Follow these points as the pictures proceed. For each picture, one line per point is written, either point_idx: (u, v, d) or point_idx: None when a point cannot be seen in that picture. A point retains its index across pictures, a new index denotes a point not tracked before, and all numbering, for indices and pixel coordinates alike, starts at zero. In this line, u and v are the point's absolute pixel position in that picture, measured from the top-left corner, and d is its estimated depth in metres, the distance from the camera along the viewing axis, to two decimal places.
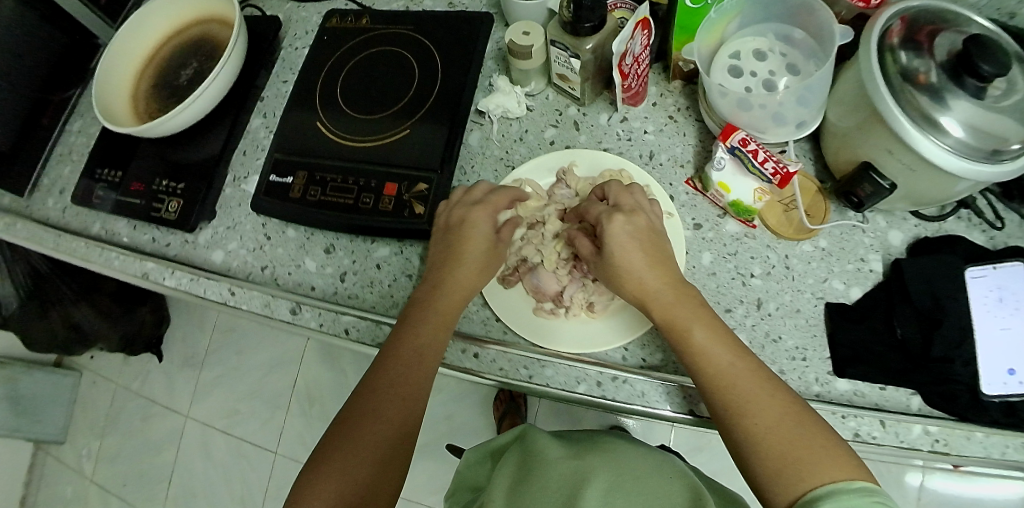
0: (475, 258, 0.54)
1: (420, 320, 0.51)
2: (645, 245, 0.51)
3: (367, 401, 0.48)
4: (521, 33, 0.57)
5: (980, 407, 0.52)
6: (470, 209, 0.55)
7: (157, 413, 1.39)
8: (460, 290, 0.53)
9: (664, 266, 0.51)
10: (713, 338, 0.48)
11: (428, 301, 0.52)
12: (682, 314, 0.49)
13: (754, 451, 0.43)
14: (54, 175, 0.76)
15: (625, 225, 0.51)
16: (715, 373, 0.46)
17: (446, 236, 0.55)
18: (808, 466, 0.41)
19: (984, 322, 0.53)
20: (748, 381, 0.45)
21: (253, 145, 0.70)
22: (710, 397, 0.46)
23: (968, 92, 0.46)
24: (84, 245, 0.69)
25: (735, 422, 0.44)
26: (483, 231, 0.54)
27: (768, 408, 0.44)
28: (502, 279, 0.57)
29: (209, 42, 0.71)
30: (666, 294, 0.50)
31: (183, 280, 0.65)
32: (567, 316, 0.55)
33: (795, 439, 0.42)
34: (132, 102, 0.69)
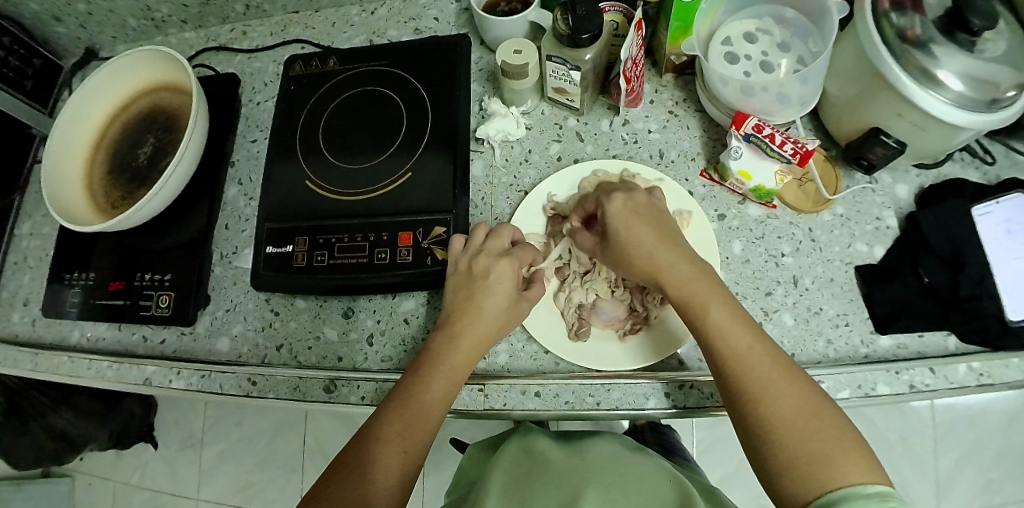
0: (484, 328, 0.50)
1: (431, 376, 0.48)
2: (650, 229, 0.50)
3: (362, 460, 0.46)
4: (513, 52, 0.54)
5: (1010, 335, 0.54)
6: (492, 263, 0.51)
7: (163, 504, 1.29)
8: (477, 345, 0.50)
9: (672, 248, 0.49)
10: (733, 320, 0.46)
11: (441, 354, 0.49)
12: (697, 294, 0.47)
13: (769, 444, 0.42)
14: (13, 286, 0.67)
15: (623, 204, 0.52)
16: (734, 357, 0.44)
17: (459, 297, 0.51)
18: (824, 465, 0.40)
19: (999, 254, 0.57)
20: (770, 370, 0.44)
21: (235, 216, 0.64)
22: (724, 380, 0.45)
23: (961, 47, 0.48)
24: (68, 360, 0.62)
25: (752, 413, 0.43)
26: (505, 289, 0.51)
27: (788, 398, 0.43)
28: (574, 335, 0.53)
29: (162, 113, 0.65)
30: (678, 275, 0.48)
31: (193, 379, 0.59)
32: (652, 325, 0.53)
33: (810, 437, 0.41)
34: (88, 193, 0.62)
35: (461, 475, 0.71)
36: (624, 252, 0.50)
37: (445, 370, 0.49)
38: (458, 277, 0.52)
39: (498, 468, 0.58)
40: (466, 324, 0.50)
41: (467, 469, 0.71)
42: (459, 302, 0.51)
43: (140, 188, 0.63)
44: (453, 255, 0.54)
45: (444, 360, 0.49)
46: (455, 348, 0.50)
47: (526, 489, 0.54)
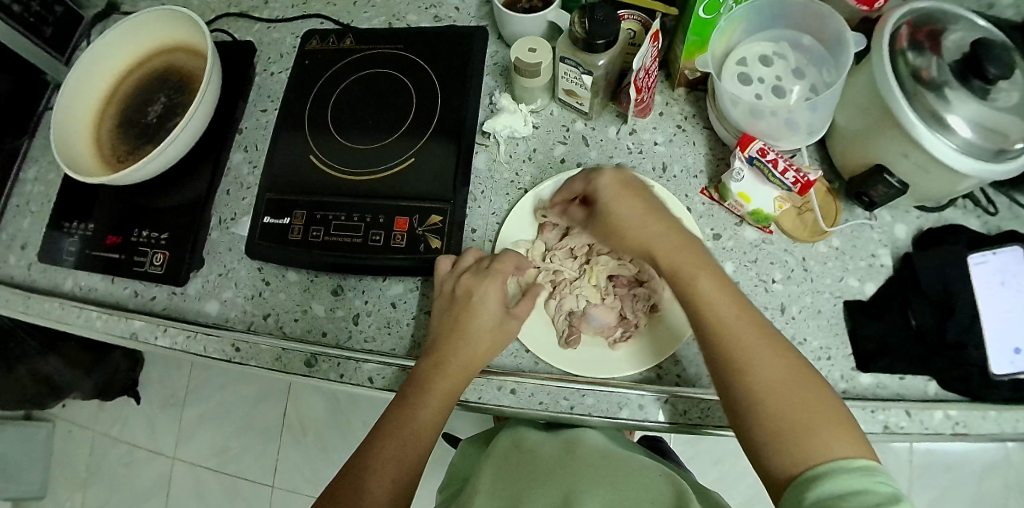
0: (473, 351, 0.51)
1: (421, 402, 0.50)
2: (637, 201, 0.50)
3: (364, 464, 0.49)
4: (528, 50, 0.55)
5: (992, 387, 0.54)
6: (475, 284, 0.52)
7: (140, 458, 1.31)
8: (465, 366, 0.51)
9: (655, 222, 0.49)
10: (717, 292, 0.46)
11: (429, 381, 0.51)
12: (684, 267, 0.47)
13: (755, 417, 0.42)
14: (13, 229, 0.68)
15: (613, 178, 0.50)
16: (720, 328, 0.45)
17: (445, 319, 0.53)
18: (808, 436, 0.40)
19: (990, 305, 0.56)
20: (757, 342, 0.44)
21: (238, 183, 0.65)
22: (711, 352, 0.45)
23: (975, 94, 0.47)
24: (59, 306, 0.63)
25: (737, 385, 0.43)
26: (489, 310, 0.52)
27: (774, 371, 0.43)
28: (564, 342, 0.52)
29: (174, 75, 0.65)
30: (667, 245, 0.48)
31: (179, 338, 0.59)
32: (642, 332, 0.52)
33: (795, 411, 0.41)
34: (96, 146, 0.63)
35: (453, 472, 0.71)
36: (614, 220, 0.50)
37: (435, 392, 0.50)
38: (444, 299, 0.53)
39: (489, 467, 0.59)
40: (452, 352, 0.51)
41: (460, 466, 0.71)
42: (450, 322, 0.53)
43: (145, 145, 0.63)
44: (440, 276, 0.54)
45: (434, 384, 0.50)
46: (441, 374, 0.51)
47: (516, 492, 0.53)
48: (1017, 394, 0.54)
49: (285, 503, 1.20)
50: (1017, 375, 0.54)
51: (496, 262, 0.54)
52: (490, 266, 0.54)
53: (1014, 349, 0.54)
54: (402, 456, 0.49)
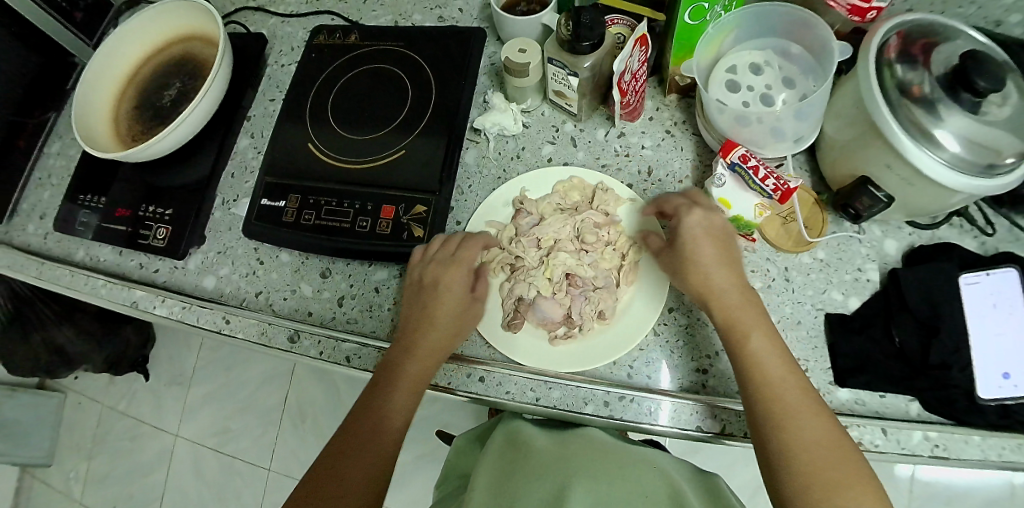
0: (439, 336, 0.53)
1: (393, 386, 0.53)
2: (716, 243, 0.52)
3: (351, 441, 0.52)
4: (518, 51, 0.56)
5: (977, 411, 0.52)
6: (443, 272, 0.54)
7: (145, 433, 1.36)
8: (433, 348, 0.53)
9: (732, 273, 0.51)
10: (771, 347, 0.48)
11: (400, 365, 0.53)
12: (744, 319, 0.49)
13: (788, 470, 0.44)
14: (33, 200, 0.74)
15: (700, 220, 0.52)
16: (765, 384, 0.46)
17: (414, 306, 0.55)
18: (838, 490, 0.42)
19: (979, 326, 0.54)
20: (798, 399, 0.45)
21: (242, 167, 0.68)
22: (754, 406, 0.46)
23: (963, 108, 0.46)
24: (70, 273, 0.67)
25: (776, 438, 0.45)
26: (456, 294, 0.54)
27: (811, 426, 0.44)
28: (507, 326, 0.55)
29: (191, 61, 0.71)
30: (732, 296, 0.50)
31: (175, 309, 0.63)
32: (584, 334, 0.54)
33: (829, 468, 0.43)
34: (113, 124, 0.68)
35: (451, 468, 0.70)
36: (688, 257, 0.51)
37: (407, 376, 0.52)
38: (414, 286, 0.56)
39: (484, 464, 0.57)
40: (424, 332, 0.53)
41: (456, 461, 0.70)
42: (420, 308, 0.54)
43: (158, 125, 0.69)
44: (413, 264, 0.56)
45: (404, 369, 0.53)
46: (410, 360, 0.53)
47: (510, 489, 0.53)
48: (1002, 419, 0.52)
49: (278, 486, 1.23)
50: (1004, 400, 0.52)
51: (463, 241, 0.57)
52: (457, 251, 0.55)
53: (1003, 373, 0.52)
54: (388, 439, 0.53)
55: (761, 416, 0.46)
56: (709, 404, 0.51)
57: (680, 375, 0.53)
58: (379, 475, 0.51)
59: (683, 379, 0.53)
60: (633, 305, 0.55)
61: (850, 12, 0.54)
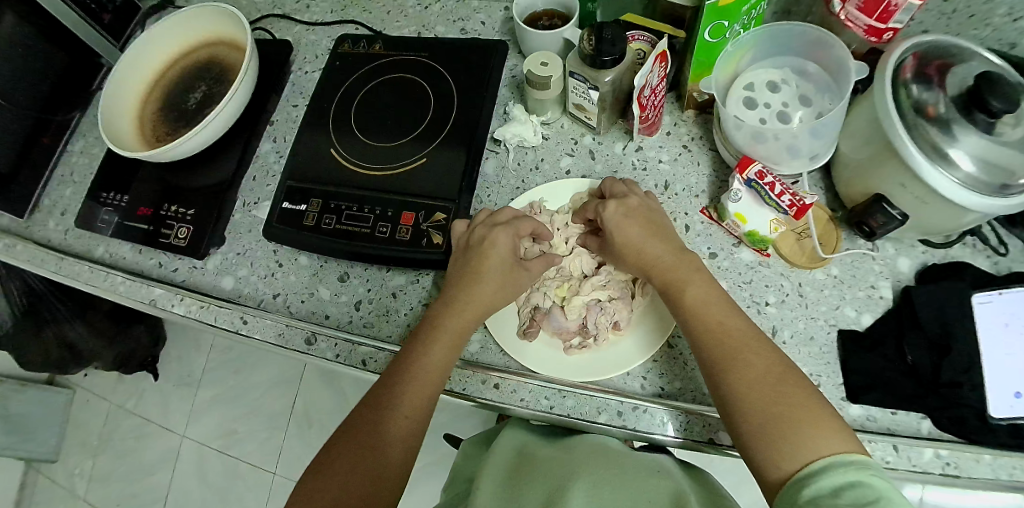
0: (456, 323, 0.53)
1: (431, 341, 0.52)
2: (642, 225, 0.54)
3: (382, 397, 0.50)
4: (540, 64, 0.58)
5: (989, 430, 0.53)
6: (487, 232, 0.55)
7: (151, 432, 1.36)
8: (454, 336, 0.52)
9: (661, 239, 0.53)
10: (712, 295, 0.50)
11: (440, 320, 0.53)
12: (683, 273, 0.51)
13: (740, 412, 0.44)
14: (55, 197, 0.75)
15: (617, 208, 0.55)
16: (707, 331, 0.48)
17: (458, 267, 0.55)
18: (793, 430, 0.42)
19: (991, 346, 0.54)
20: (740, 338, 0.47)
21: (264, 170, 0.69)
22: (700, 352, 0.48)
23: (979, 128, 0.47)
24: (89, 270, 0.68)
25: (720, 381, 0.46)
26: (501, 253, 0.54)
27: (758, 365, 0.45)
28: (523, 333, 0.56)
29: (217, 66, 0.73)
30: (668, 261, 0.52)
31: (192, 307, 0.64)
32: (598, 344, 0.55)
33: (777, 405, 0.43)
34: (138, 125, 0.70)
35: (456, 472, 0.71)
36: (623, 248, 0.54)
37: (426, 364, 0.51)
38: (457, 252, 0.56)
39: (489, 460, 0.60)
40: (444, 316, 0.53)
41: (462, 467, 0.71)
42: (459, 272, 0.55)
43: (183, 127, 0.70)
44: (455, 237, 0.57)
45: (439, 331, 0.52)
46: (429, 349, 0.51)
47: (517, 487, 0.54)
48: (1014, 440, 0.52)
49: (281, 489, 1.23)
50: (1016, 419, 0.52)
51: (511, 220, 0.56)
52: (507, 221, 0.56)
53: (1014, 393, 0.53)
54: (405, 436, 0.50)
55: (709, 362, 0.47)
56: (723, 417, 0.51)
57: (692, 387, 0.53)
58: (401, 445, 0.49)
59: (697, 391, 0.53)
60: (647, 318, 0.55)
61: (867, 33, 0.55)
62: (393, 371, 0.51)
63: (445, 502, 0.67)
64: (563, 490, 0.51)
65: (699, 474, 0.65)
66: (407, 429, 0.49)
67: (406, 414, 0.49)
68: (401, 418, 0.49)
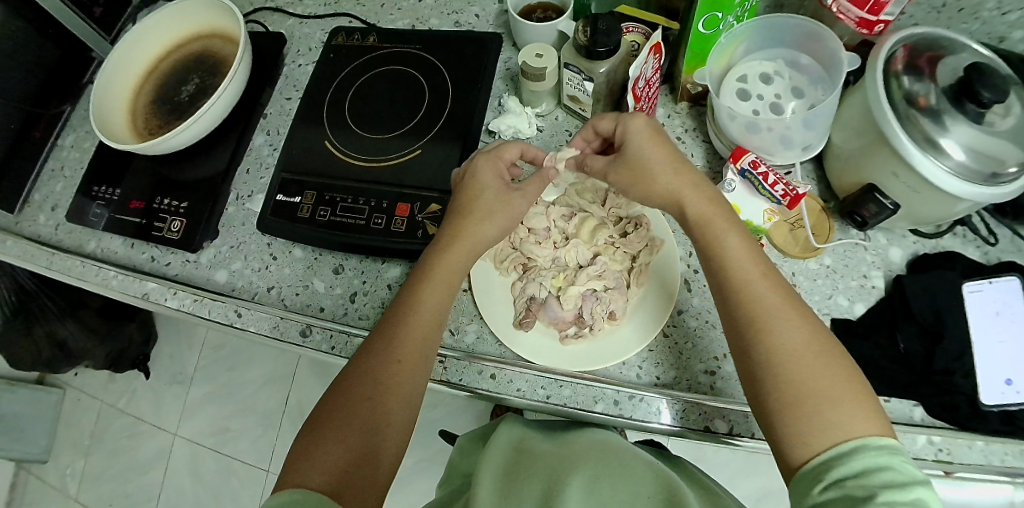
0: (447, 267, 0.52)
1: (427, 284, 0.52)
2: (661, 142, 0.53)
3: (382, 342, 0.50)
4: (534, 56, 0.58)
5: (980, 416, 0.53)
6: (474, 167, 0.56)
7: (144, 431, 1.35)
8: (449, 278, 0.52)
9: (687, 173, 0.52)
10: (745, 250, 0.49)
11: (435, 262, 0.52)
12: (721, 219, 0.50)
13: (774, 381, 0.44)
14: (45, 192, 0.75)
15: (643, 124, 0.53)
16: (743, 290, 0.47)
17: (456, 205, 0.55)
18: (826, 408, 0.42)
19: (982, 334, 0.55)
20: (778, 303, 0.46)
21: (257, 163, 0.69)
22: (736, 313, 0.47)
23: (969, 118, 0.48)
24: (81, 264, 0.68)
25: (756, 347, 0.45)
26: (495, 186, 0.55)
27: (797, 333, 0.45)
28: (518, 324, 0.56)
29: (210, 58, 0.72)
30: (695, 194, 0.51)
31: (186, 301, 0.63)
32: (594, 334, 0.55)
33: (815, 379, 0.43)
34: (131, 119, 0.69)
35: (452, 468, 0.71)
36: (641, 165, 0.52)
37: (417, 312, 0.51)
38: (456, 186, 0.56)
39: (487, 455, 0.59)
40: (434, 261, 0.53)
41: (459, 462, 0.71)
42: (456, 208, 0.55)
43: (176, 119, 0.69)
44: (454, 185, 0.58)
45: (434, 274, 0.52)
46: (426, 291, 0.51)
47: (517, 479, 0.54)
48: (1005, 426, 0.53)
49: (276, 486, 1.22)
50: (1008, 406, 0.53)
51: (499, 146, 0.57)
52: (497, 148, 0.57)
53: (1006, 380, 0.53)
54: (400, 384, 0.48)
55: (745, 324, 0.46)
56: (717, 406, 0.51)
57: (688, 376, 0.54)
58: (401, 393, 0.48)
59: (692, 381, 0.53)
60: (643, 307, 0.56)
61: (859, 25, 0.55)
62: (395, 316, 0.51)
63: (441, 495, 0.67)
64: (563, 481, 0.51)
65: (695, 472, 0.65)
66: (406, 375, 0.49)
67: (400, 361, 0.49)
68: (400, 364, 0.49)
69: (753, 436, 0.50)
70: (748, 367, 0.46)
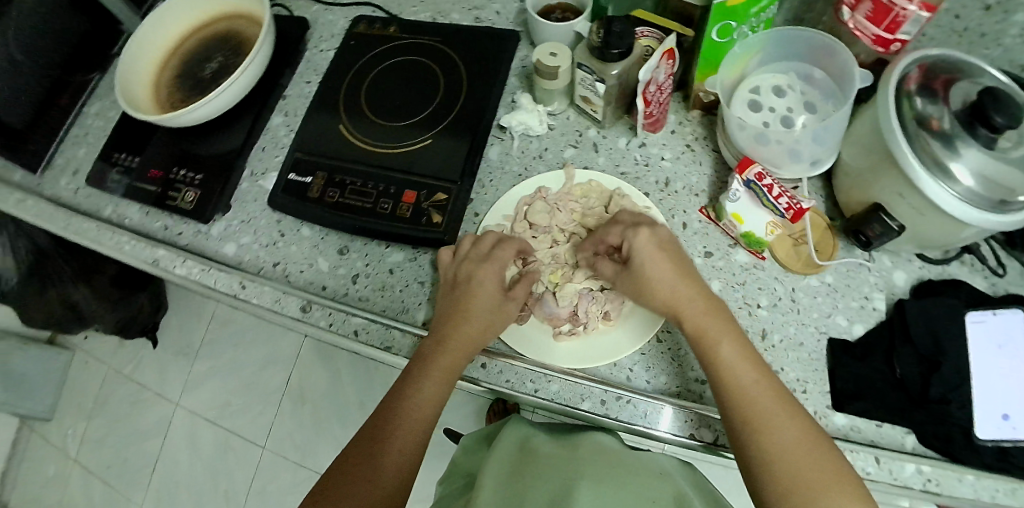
0: (445, 360, 0.53)
1: (422, 375, 0.53)
2: (670, 259, 0.53)
3: (378, 431, 0.51)
4: (549, 54, 0.58)
5: (974, 450, 0.52)
6: (475, 269, 0.55)
7: (147, 398, 1.38)
8: (445, 370, 0.53)
9: (694, 281, 0.52)
10: (744, 357, 0.49)
11: (431, 355, 0.53)
12: (713, 327, 0.50)
13: (768, 475, 0.45)
14: (68, 156, 0.77)
15: (649, 239, 0.53)
16: (741, 393, 0.47)
17: (448, 303, 0.55)
18: (824, 496, 0.43)
19: (982, 365, 0.54)
20: (771, 403, 0.47)
21: (273, 143, 0.71)
22: (730, 411, 0.48)
23: (980, 143, 0.47)
24: (95, 228, 0.70)
25: (753, 445, 0.46)
26: (489, 290, 0.54)
27: (791, 429, 0.45)
28: (514, 316, 0.57)
29: (235, 38, 0.74)
30: (698, 309, 0.51)
31: (194, 270, 0.65)
32: (586, 332, 0.55)
33: (811, 471, 0.44)
34: (155, 91, 0.72)
35: (454, 468, 0.73)
36: (645, 283, 0.52)
37: (419, 398, 0.52)
38: (447, 285, 0.56)
39: (486, 461, 0.60)
40: (434, 353, 0.53)
41: (461, 461, 0.72)
42: (450, 307, 0.55)
43: (197, 94, 0.71)
44: (443, 266, 0.57)
45: (429, 367, 0.53)
46: (420, 385, 0.53)
47: (521, 482, 0.55)
48: (998, 462, 0.52)
49: (271, 465, 1.24)
50: (1002, 442, 0.52)
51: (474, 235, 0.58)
52: (492, 250, 0.56)
53: (1003, 415, 0.52)
54: (400, 468, 0.50)
55: (739, 422, 0.47)
56: (705, 414, 0.52)
57: (677, 382, 0.54)
58: (391, 487, 0.49)
59: (682, 386, 0.54)
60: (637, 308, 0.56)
61: (874, 43, 0.55)
62: (391, 404, 0.53)
63: (444, 495, 0.69)
64: (571, 487, 0.51)
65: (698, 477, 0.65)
66: (403, 463, 0.50)
67: (400, 448, 0.50)
68: (393, 452, 0.50)
69: None
70: (744, 457, 0.47)
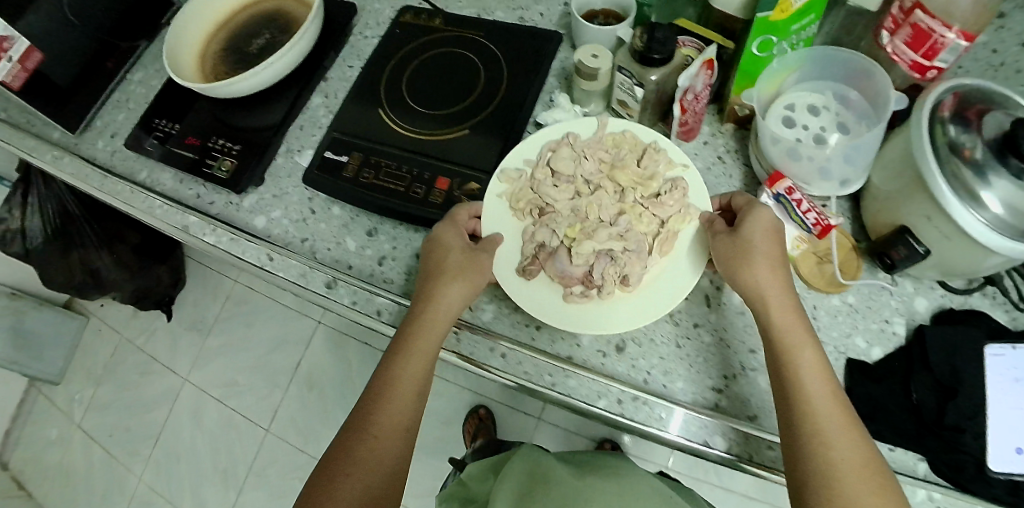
0: (430, 336, 0.53)
1: (407, 354, 0.52)
2: (774, 244, 0.52)
3: (366, 414, 0.51)
4: (590, 56, 0.59)
5: (985, 480, 0.52)
6: (439, 230, 0.57)
7: (154, 371, 1.39)
8: (428, 348, 0.53)
9: (782, 272, 0.51)
10: (821, 368, 0.47)
11: (415, 332, 0.53)
12: (798, 336, 0.49)
13: (823, 487, 0.43)
14: (108, 119, 0.79)
15: (767, 220, 0.53)
16: (812, 404, 0.46)
17: (426, 264, 0.56)
18: None
19: (999, 400, 0.53)
20: (839, 420, 0.45)
21: (311, 122, 0.72)
22: (797, 419, 0.46)
23: (1011, 172, 0.47)
24: (128, 190, 0.71)
25: (813, 457, 0.44)
26: (456, 245, 0.56)
27: (851, 450, 0.44)
28: (522, 270, 0.55)
29: (283, 18, 0.76)
30: (782, 309, 0.50)
31: (222, 238, 0.66)
32: (601, 297, 0.53)
33: (862, 492, 0.42)
34: (200, 61, 0.73)
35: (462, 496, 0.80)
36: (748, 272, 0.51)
37: (404, 379, 0.52)
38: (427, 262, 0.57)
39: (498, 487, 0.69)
40: (413, 327, 0.53)
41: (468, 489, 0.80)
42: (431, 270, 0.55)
43: (241, 67, 0.73)
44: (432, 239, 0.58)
45: (413, 345, 0.53)
46: (404, 363, 0.52)
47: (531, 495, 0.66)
48: (1008, 496, 0.51)
49: (272, 448, 1.25)
50: (1016, 475, 0.51)
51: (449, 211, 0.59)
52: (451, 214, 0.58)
53: (1017, 448, 0.51)
54: (389, 449, 0.49)
55: (806, 432, 0.45)
56: (721, 423, 0.52)
57: (695, 389, 0.54)
58: (383, 467, 0.48)
59: (699, 393, 0.54)
60: (660, 273, 0.55)
61: (912, 69, 0.56)
62: (378, 387, 0.52)
63: None
64: None
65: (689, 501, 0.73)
66: (391, 446, 0.49)
67: (381, 432, 0.50)
68: (380, 435, 0.49)
69: (748, 459, 0.51)
70: (798, 467, 0.45)
